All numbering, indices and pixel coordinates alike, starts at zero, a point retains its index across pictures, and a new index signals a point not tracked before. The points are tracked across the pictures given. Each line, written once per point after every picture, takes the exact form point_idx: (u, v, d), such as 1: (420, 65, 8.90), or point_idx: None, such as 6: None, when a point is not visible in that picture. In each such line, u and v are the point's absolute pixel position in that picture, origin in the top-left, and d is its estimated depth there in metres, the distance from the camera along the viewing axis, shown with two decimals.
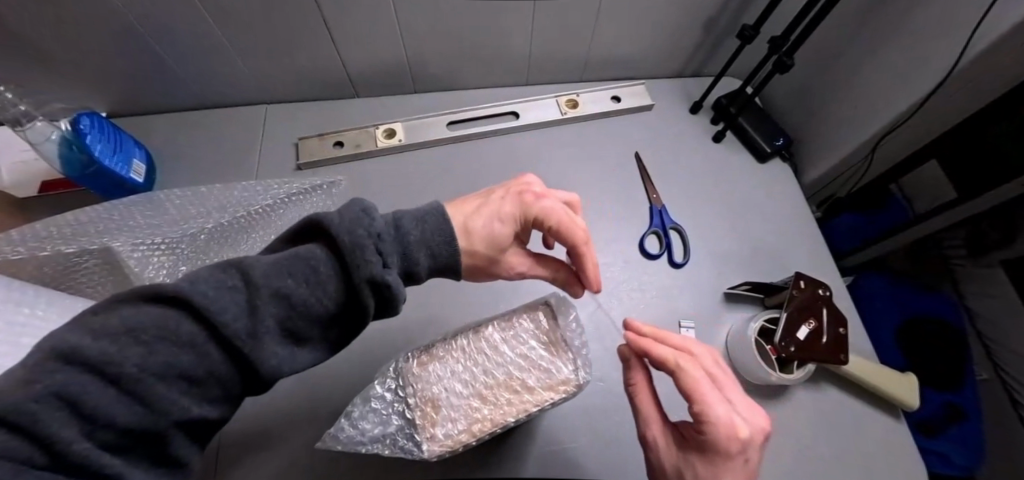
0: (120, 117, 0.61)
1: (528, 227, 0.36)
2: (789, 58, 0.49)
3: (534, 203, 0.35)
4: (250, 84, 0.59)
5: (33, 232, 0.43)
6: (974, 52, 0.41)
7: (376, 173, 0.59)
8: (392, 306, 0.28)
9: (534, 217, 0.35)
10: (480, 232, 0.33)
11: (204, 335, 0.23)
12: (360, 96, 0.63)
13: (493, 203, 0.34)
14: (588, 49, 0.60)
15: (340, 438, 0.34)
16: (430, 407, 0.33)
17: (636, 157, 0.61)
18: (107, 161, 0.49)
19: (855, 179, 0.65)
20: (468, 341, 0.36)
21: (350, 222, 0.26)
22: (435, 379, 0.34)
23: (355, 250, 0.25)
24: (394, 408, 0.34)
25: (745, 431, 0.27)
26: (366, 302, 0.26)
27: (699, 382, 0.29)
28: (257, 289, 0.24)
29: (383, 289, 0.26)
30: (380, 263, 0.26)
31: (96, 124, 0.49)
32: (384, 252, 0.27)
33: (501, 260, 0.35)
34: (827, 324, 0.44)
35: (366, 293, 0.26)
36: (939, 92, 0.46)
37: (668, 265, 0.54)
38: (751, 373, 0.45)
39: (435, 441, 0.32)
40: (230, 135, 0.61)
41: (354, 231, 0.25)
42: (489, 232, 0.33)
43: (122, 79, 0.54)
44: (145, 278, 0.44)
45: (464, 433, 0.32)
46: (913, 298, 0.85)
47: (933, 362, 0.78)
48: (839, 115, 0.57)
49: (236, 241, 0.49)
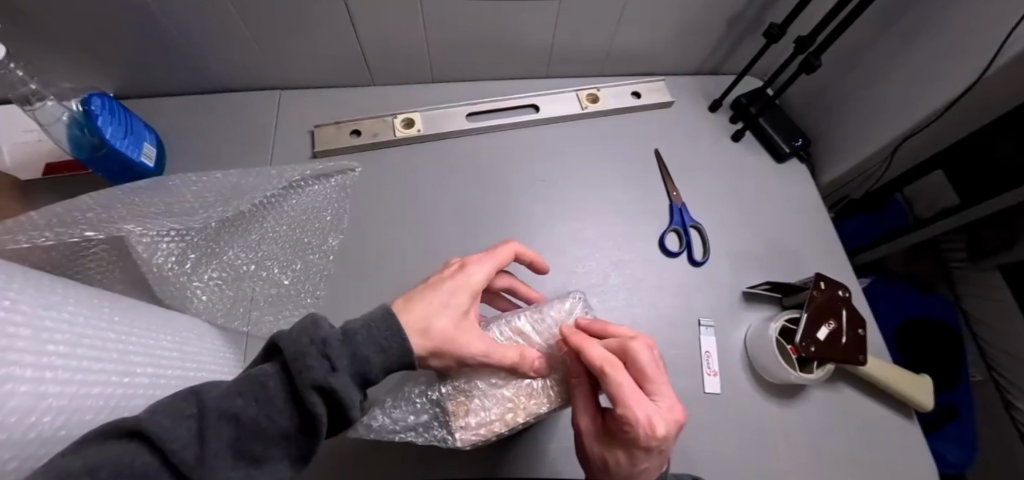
0: (128, 99, 0.59)
1: (475, 298, 0.33)
2: (816, 59, 0.48)
3: (469, 272, 0.34)
4: (265, 68, 0.57)
5: (32, 221, 0.36)
6: (1005, 59, 0.40)
7: (395, 163, 0.58)
8: (345, 414, 0.25)
9: (472, 284, 0.33)
10: (431, 311, 0.30)
11: (157, 462, 0.21)
12: (376, 84, 0.62)
13: (429, 284, 0.32)
14: (612, 43, 0.59)
15: (371, 428, 0.34)
16: (462, 398, 0.33)
17: (656, 154, 0.61)
18: (118, 143, 0.48)
19: (872, 179, 0.65)
20: (501, 331, 0.35)
21: (298, 332, 0.24)
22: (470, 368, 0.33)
23: (295, 358, 0.23)
24: (427, 398, 0.34)
25: (661, 429, 0.28)
26: (315, 411, 0.23)
27: (627, 388, 0.28)
28: (207, 412, 0.22)
29: (331, 393, 0.24)
30: (325, 367, 0.24)
31: (107, 105, 0.47)
32: (333, 356, 0.24)
33: (455, 340, 0.30)
34: (846, 326, 0.44)
35: (313, 402, 0.23)
36: (967, 96, 0.46)
37: (688, 263, 0.54)
38: (770, 372, 0.46)
39: (467, 430, 0.32)
40: (243, 122, 0.59)
41: (303, 339, 0.24)
42: (433, 308, 0.30)
43: (131, 60, 0.53)
44: (154, 266, 0.42)
45: (498, 422, 0.32)
46: (918, 300, 0.85)
47: (935, 362, 0.79)
48: (858, 117, 0.57)
49: (247, 229, 0.50)
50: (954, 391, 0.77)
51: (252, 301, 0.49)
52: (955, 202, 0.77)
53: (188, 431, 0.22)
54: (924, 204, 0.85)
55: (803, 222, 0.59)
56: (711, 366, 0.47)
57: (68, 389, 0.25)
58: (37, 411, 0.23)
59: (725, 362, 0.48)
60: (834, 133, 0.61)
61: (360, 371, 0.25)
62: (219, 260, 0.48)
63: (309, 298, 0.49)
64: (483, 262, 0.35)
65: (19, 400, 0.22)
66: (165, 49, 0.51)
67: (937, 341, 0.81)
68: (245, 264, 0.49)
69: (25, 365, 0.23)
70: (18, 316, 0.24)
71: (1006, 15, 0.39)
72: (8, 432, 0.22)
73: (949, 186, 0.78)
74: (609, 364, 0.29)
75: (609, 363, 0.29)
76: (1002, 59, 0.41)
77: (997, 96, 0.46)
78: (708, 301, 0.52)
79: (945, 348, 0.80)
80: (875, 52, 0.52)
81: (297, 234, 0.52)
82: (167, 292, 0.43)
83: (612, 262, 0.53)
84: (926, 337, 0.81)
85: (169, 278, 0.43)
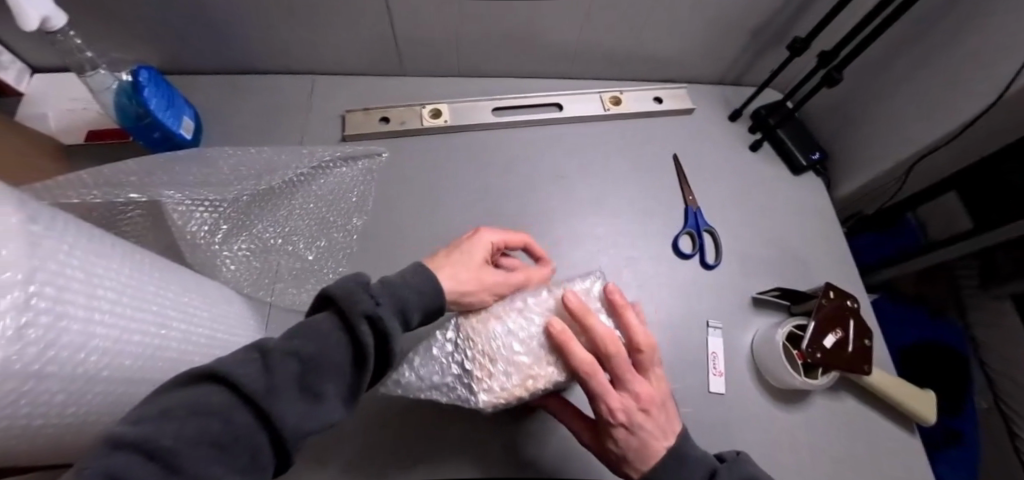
0: (172, 74, 0.62)
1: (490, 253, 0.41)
2: (838, 73, 0.49)
3: (485, 234, 0.42)
4: (303, 53, 0.60)
5: (82, 183, 0.39)
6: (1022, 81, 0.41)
7: (420, 151, 0.60)
8: (388, 343, 0.30)
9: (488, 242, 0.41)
10: (456, 258, 0.38)
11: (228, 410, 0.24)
12: (407, 74, 0.64)
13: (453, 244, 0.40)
14: (638, 47, 0.60)
15: (400, 384, 0.37)
16: (486, 360, 0.34)
17: (674, 159, 0.62)
18: (161, 114, 0.50)
19: (887, 195, 0.66)
20: (526, 304, 0.38)
21: (347, 281, 0.30)
22: (499, 330, 0.36)
23: (347, 296, 0.29)
24: (452, 358, 0.36)
25: (627, 419, 0.32)
26: (364, 337, 0.29)
27: (599, 386, 0.32)
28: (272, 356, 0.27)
29: (377, 323, 0.29)
30: (372, 302, 0.30)
31: (153, 78, 0.49)
32: (377, 296, 0.30)
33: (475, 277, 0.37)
34: (853, 335, 0.45)
35: (362, 328, 0.29)
36: (984, 118, 0.47)
37: (700, 265, 0.55)
38: (775, 377, 0.46)
39: (490, 392, 0.34)
40: (276, 103, 0.61)
41: (352, 294, 0.29)
42: (456, 256, 0.38)
43: (176, 37, 0.55)
44: (187, 233, 0.44)
45: (519, 387, 0.34)
46: (926, 324, 0.85)
47: (941, 387, 0.79)
48: (873, 135, 0.58)
49: (275, 205, 0.52)
50: (960, 417, 0.77)
51: (277, 274, 0.50)
52: (968, 228, 0.77)
53: (232, 358, 0.25)
54: (937, 226, 0.86)
55: (817, 234, 0.59)
56: (717, 367, 0.48)
57: (113, 331, 0.27)
58: (87, 349, 0.25)
59: (732, 363, 0.49)
60: (851, 147, 0.62)
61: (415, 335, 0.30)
62: (249, 232, 0.49)
63: (331, 273, 0.51)
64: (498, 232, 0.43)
65: (73, 336, 0.24)
66: (211, 28, 0.54)
67: (942, 363, 0.81)
68: (272, 237, 0.51)
69: (78, 304, 0.24)
70: (76, 259, 0.25)
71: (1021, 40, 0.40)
72: (61, 365, 0.23)
73: (966, 211, 0.78)
74: (591, 365, 0.32)
75: (588, 364, 0.32)
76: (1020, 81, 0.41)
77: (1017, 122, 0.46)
78: (718, 303, 0.53)
79: (950, 373, 0.80)
80: (896, 70, 0.53)
81: (324, 212, 0.54)
82: (198, 257, 0.44)
83: (625, 260, 0.55)
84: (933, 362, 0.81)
85: (200, 245, 0.45)
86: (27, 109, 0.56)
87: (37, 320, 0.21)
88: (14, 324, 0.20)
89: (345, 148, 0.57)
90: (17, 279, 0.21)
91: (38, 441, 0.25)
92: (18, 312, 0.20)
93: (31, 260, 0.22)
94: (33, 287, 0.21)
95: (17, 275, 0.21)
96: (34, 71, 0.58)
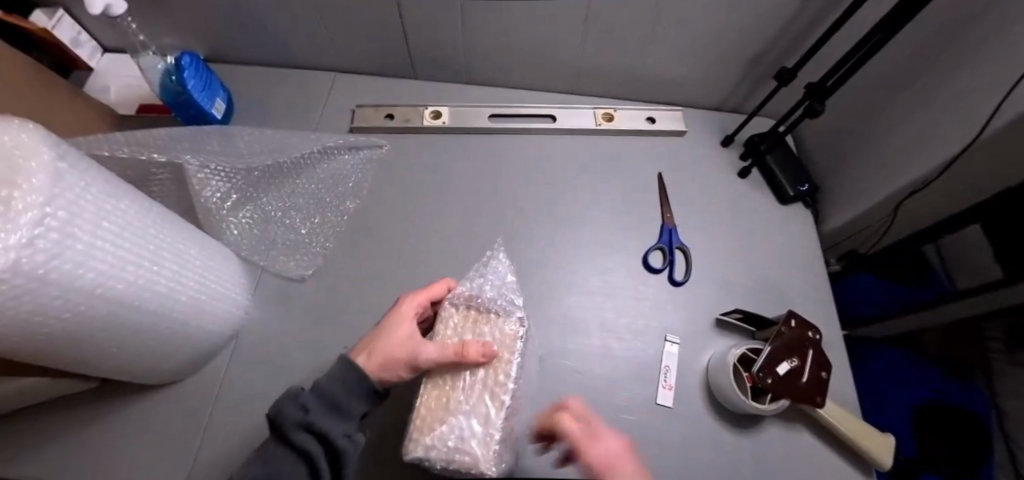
0: (218, 62, 0.70)
1: (408, 326, 0.39)
2: (819, 105, 0.49)
3: (399, 337, 0.38)
4: (326, 52, 0.66)
5: (118, 140, 0.46)
6: (996, 125, 0.40)
7: (417, 147, 0.64)
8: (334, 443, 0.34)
9: (391, 338, 0.38)
10: (380, 338, 0.38)
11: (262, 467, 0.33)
12: (417, 78, 0.70)
13: (400, 330, 0.38)
14: (634, 69, 0.63)
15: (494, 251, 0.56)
16: (473, 325, 0.39)
17: (658, 177, 0.63)
18: (197, 94, 0.57)
19: (872, 238, 0.64)
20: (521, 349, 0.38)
21: (285, 401, 0.35)
22: (488, 332, 0.38)
23: (281, 408, 0.35)
24: (477, 299, 0.42)
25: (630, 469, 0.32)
26: (319, 458, 0.33)
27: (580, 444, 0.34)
28: (283, 424, 0.34)
29: (331, 443, 0.34)
30: (303, 411, 0.35)
31: (194, 64, 0.57)
32: (308, 406, 0.35)
33: (397, 350, 0.37)
34: (810, 364, 0.44)
35: (301, 436, 0.33)
36: (961, 162, 0.46)
37: (668, 281, 0.56)
38: (726, 397, 0.46)
39: (460, 307, 0.40)
40: (298, 94, 0.68)
41: (284, 407, 0.35)
42: (394, 345, 0.38)
43: (220, 30, 0.63)
44: (201, 198, 0.51)
45: (446, 318, 0.39)
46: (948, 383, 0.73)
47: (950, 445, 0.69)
48: (869, 168, 0.57)
49: (281, 183, 0.59)
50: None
51: (274, 243, 0.56)
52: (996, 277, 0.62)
53: None
54: (966, 277, 0.69)
55: (797, 266, 0.59)
56: (668, 380, 0.50)
57: (110, 258, 0.32)
58: (84, 267, 0.30)
59: (684, 379, 0.50)
60: (848, 179, 0.61)
61: (331, 405, 0.36)
62: (254, 203, 0.57)
63: (318, 248, 0.56)
64: (407, 320, 0.39)
65: (74, 255, 0.29)
66: (248, 23, 0.61)
67: (930, 427, 0.71)
68: (274, 210, 0.58)
69: (83, 230, 0.30)
70: (90, 195, 0.31)
71: (995, 84, 0.40)
72: (63, 276, 0.29)
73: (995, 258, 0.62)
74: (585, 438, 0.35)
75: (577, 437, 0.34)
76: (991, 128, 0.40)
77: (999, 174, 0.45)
78: (681, 320, 0.53)
79: (966, 434, 0.69)
80: (892, 104, 0.52)
81: (323, 194, 0.60)
82: (208, 219, 0.53)
83: (594, 270, 0.56)
84: (941, 418, 0.71)
85: (211, 209, 0.53)
86: (92, 81, 0.66)
87: (47, 234, 0.27)
88: (27, 233, 0.25)
89: (349, 138, 0.63)
90: (39, 201, 0.26)
91: (42, 341, 0.30)
92: (34, 226, 0.26)
93: (53, 188, 0.27)
94: (49, 208, 0.27)
95: (39, 198, 0.26)
96: (104, 50, 0.68)
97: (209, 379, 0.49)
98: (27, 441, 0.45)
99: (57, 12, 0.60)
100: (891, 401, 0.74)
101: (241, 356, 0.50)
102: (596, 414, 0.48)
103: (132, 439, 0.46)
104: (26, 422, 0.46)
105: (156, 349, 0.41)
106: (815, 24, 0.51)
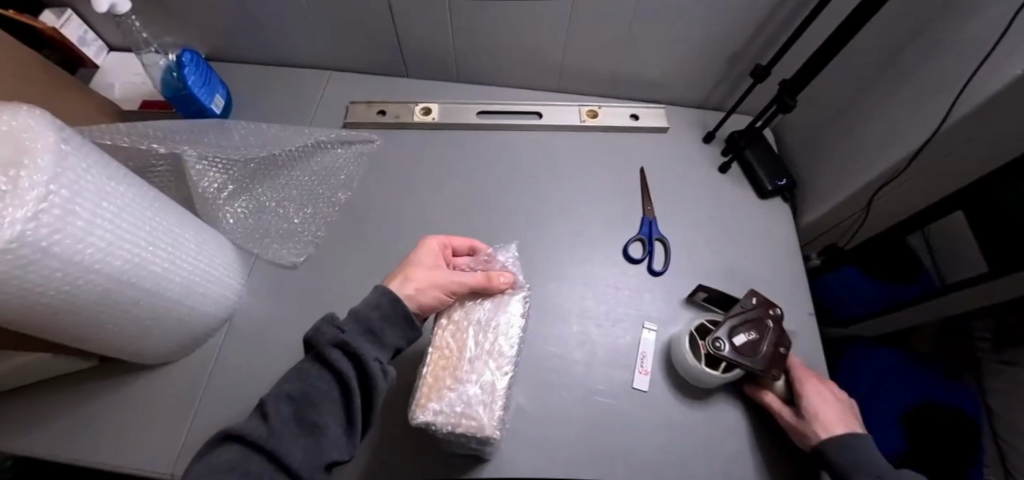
0: (219, 61, 0.73)
1: (439, 262, 0.43)
2: (791, 100, 0.51)
3: (432, 267, 0.42)
4: (322, 51, 0.69)
5: (119, 131, 0.49)
6: (954, 118, 0.42)
7: (407, 142, 0.66)
8: (365, 364, 0.35)
9: (426, 268, 0.42)
10: (413, 267, 0.41)
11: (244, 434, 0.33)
12: (409, 76, 0.72)
13: (429, 263, 0.42)
14: (618, 68, 0.65)
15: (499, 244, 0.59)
16: (474, 301, 0.40)
17: (641, 172, 0.65)
18: (196, 90, 0.59)
19: (850, 231, 0.66)
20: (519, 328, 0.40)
21: (318, 328, 0.37)
22: (489, 309, 0.40)
23: (317, 329, 0.37)
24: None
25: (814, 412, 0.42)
26: (352, 377, 0.35)
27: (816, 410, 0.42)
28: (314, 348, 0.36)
29: (365, 363, 0.35)
30: (337, 332, 0.36)
31: (193, 61, 0.60)
32: (343, 327, 0.37)
33: (430, 277, 0.40)
34: (768, 339, 0.45)
35: (333, 353, 0.35)
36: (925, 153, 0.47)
37: (647, 271, 0.58)
38: (696, 377, 0.48)
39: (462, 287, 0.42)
40: (293, 92, 0.71)
41: (320, 331, 0.37)
42: (429, 271, 0.41)
43: (220, 29, 0.66)
44: (199, 186, 0.54)
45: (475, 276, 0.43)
46: (936, 386, 0.72)
47: (944, 449, 0.66)
48: (841, 161, 0.59)
49: (275, 175, 0.61)
50: None
51: (267, 232, 0.58)
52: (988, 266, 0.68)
53: None
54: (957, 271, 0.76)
55: (774, 258, 0.60)
56: (645, 365, 0.51)
57: (109, 235, 0.34)
58: (85, 242, 0.32)
59: (660, 364, 0.52)
60: (823, 174, 0.63)
61: (364, 326, 0.37)
62: (249, 194, 0.59)
63: (310, 237, 0.59)
64: (435, 257, 0.43)
65: (75, 231, 0.31)
66: (247, 23, 0.64)
67: (926, 427, 0.68)
68: (268, 201, 0.60)
69: (84, 208, 0.32)
70: (90, 176, 0.33)
71: (955, 79, 0.42)
72: (65, 250, 0.31)
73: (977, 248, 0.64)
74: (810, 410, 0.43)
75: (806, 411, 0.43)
76: (949, 121, 0.42)
77: (959, 169, 0.47)
78: (659, 309, 0.55)
79: (956, 437, 0.67)
80: (865, 101, 0.54)
81: (315, 185, 0.62)
82: (205, 208, 0.55)
83: (576, 259, 0.58)
84: (934, 420, 0.69)
85: (208, 198, 0.55)
86: (97, 78, 0.69)
87: (50, 210, 0.29)
88: (32, 208, 0.27)
89: (340, 132, 0.65)
90: (43, 180, 0.28)
91: (43, 313, 0.32)
92: (39, 202, 0.28)
93: (56, 168, 0.29)
94: (53, 186, 0.29)
95: (43, 177, 0.28)
96: (110, 49, 0.71)
97: (201, 360, 0.51)
98: (27, 416, 0.47)
99: (65, 11, 0.63)
100: (887, 402, 0.71)
101: (233, 339, 0.52)
102: (573, 397, 0.49)
103: (125, 417, 0.47)
104: (25, 399, 0.48)
105: (153, 327, 0.43)
106: (788, 24, 0.53)
